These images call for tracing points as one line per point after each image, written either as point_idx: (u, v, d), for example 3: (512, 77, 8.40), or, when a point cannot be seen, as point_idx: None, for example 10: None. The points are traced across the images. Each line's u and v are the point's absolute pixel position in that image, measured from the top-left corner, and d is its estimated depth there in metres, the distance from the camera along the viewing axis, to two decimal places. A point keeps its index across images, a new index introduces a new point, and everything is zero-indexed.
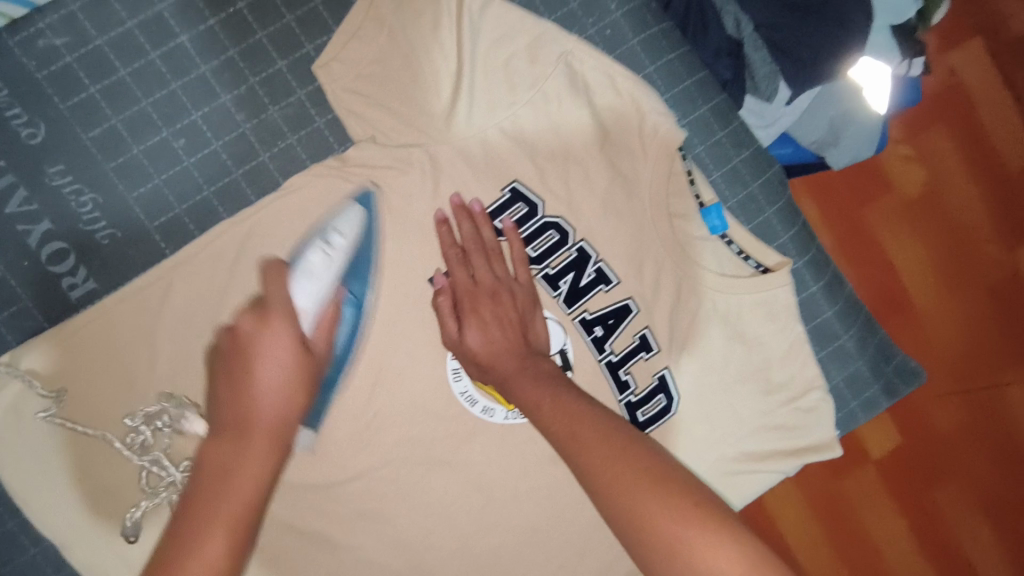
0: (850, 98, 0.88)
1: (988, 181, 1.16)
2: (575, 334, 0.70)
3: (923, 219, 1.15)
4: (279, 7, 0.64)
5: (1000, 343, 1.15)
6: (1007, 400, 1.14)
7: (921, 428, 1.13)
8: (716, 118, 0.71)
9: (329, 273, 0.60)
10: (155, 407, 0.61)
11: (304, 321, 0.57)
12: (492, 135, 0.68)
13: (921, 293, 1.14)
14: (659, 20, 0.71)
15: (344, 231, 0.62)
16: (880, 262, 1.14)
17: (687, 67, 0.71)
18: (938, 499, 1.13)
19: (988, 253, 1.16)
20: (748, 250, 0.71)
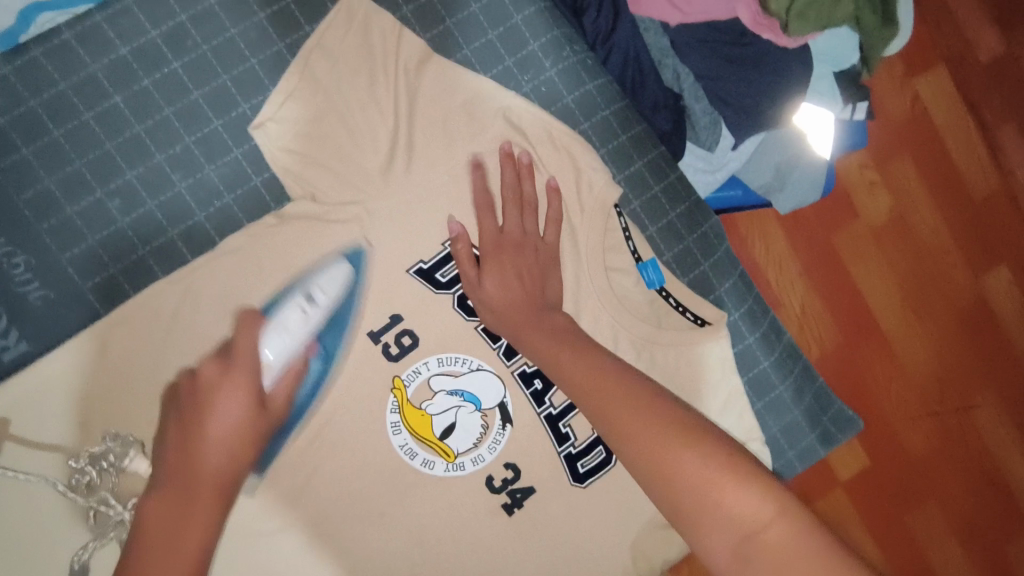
0: (793, 146, 0.90)
1: (952, 208, 1.17)
2: (513, 387, 0.71)
3: (888, 245, 1.16)
4: (214, 67, 0.65)
5: (965, 366, 1.17)
6: (972, 422, 1.16)
7: (891, 451, 1.14)
8: (652, 173, 0.73)
9: (303, 330, 0.60)
10: (99, 447, 0.60)
11: (266, 374, 0.56)
12: (432, 188, 0.67)
13: (887, 318, 1.16)
14: (595, 76, 0.72)
15: (327, 288, 0.63)
16: (846, 288, 1.15)
17: (623, 124, 0.72)
18: (909, 521, 1.13)
19: (952, 278, 1.17)
20: (685, 303, 0.72)
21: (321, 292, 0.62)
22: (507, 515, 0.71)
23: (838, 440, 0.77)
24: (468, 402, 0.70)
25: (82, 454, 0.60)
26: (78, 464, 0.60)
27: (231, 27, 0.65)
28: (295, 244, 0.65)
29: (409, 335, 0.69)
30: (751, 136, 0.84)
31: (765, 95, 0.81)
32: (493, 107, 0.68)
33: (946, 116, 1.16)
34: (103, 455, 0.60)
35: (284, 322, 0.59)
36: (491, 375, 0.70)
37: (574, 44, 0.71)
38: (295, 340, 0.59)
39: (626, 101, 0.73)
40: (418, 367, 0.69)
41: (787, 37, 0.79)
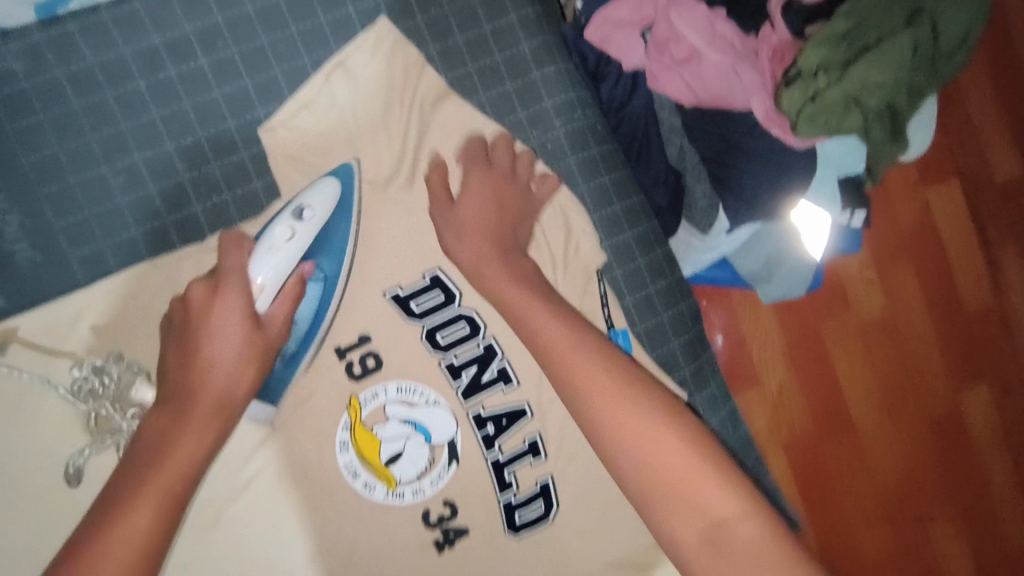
0: (788, 239, 0.91)
1: (943, 322, 1.18)
2: (466, 427, 0.71)
3: (875, 344, 1.17)
4: (239, 69, 0.67)
5: (931, 478, 1.17)
6: (928, 535, 1.16)
7: (846, 551, 1.14)
8: (638, 244, 0.74)
9: (291, 252, 0.60)
10: (103, 361, 0.62)
11: (259, 295, 0.58)
12: (424, 220, 0.70)
13: (863, 417, 1.16)
14: (602, 142, 0.74)
15: (315, 203, 0.62)
16: (829, 381, 1.15)
17: (620, 193, 0.74)
18: None
19: (932, 388, 1.18)
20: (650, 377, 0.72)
21: (312, 208, 0.62)
22: (437, 552, 0.70)
23: None
24: (419, 433, 0.70)
25: (87, 363, 0.61)
26: (83, 373, 0.61)
27: (261, 34, 0.67)
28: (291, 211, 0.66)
29: (374, 358, 0.69)
30: (746, 222, 0.83)
31: (764, 187, 0.82)
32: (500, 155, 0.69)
33: (953, 228, 1.17)
34: (106, 368, 0.61)
35: (273, 240, 0.60)
36: (445, 412, 0.70)
37: (587, 108, 0.73)
38: (286, 259, 0.60)
39: (626, 172, 0.75)
40: (377, 390, 0.69)
41: (795, 136, 0.79)
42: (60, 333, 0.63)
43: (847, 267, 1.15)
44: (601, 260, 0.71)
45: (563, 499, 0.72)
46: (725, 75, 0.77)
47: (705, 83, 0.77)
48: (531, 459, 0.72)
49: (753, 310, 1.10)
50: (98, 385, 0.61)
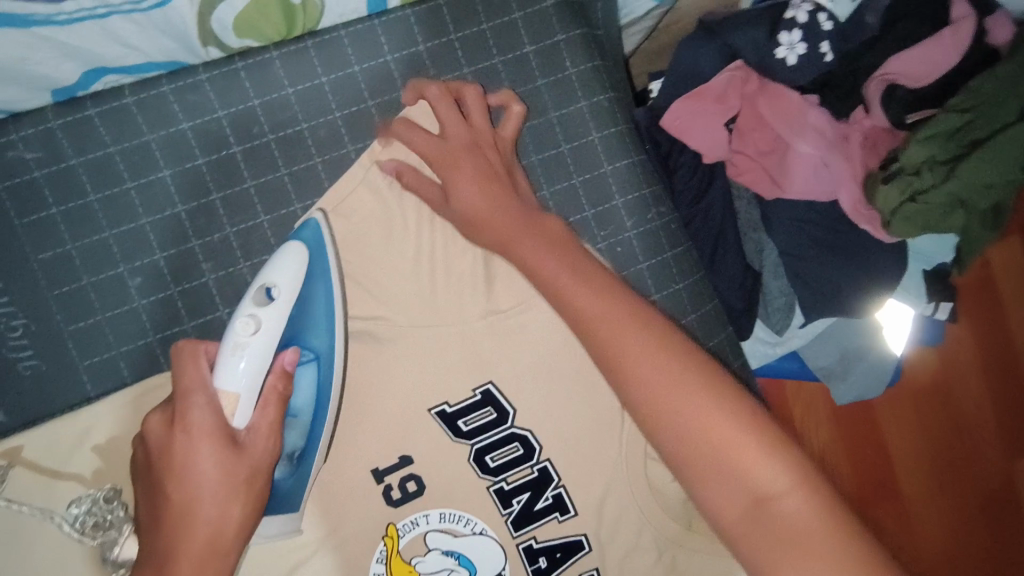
0: (869, 336, 0.83)
1: (1007, 392, 1.08)
2: (515, 561, 0.63)
3: (925, 408, 1.09)
4: (276, 159, 0.60)
5: (983, 554, 1.08)
6: None
7: None
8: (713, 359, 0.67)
9: (261, 343, 0.50)
10: (108, 497, 0.54)
11: (235, 407, 0.47)
12: (476, 328, 0.63)
13: (908, 484, 1.09)
14: (675, 243, 0.66)
15: (281, 277, 0.52)
16: (871, 442, 1.08)
17: (694, 299, 0.66)
18: None
19: (989, 458, 1.08)
20: None
21: (275, 287, 0.52)
22: None
23: None
24: (463, 567, 0.62)
25: (88, 500, 0.54)
26: (83, 511, 0.54)
27: (303, 121, 0.60)
28: None
29: (415, 481, 0.62)
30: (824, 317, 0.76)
31: (849, 287, 0.74)
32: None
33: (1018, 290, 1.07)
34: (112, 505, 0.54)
35: (236, 338, 0.49)
36: (494, 545, 0.63)
37: (661, 205, 0.66)
38: (257, 356, 0.49)
39: (701, 274, 0.67)
40: (417, 518, 0.62)
41: (886, 233, 0.71)
42: (65, 453, 0.56)
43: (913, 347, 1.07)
44: None
45: None
46: (812, 167, 0.69)
47: (789, 175, 0.69)
48: None
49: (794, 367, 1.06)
50: (103, 521, 0.54)
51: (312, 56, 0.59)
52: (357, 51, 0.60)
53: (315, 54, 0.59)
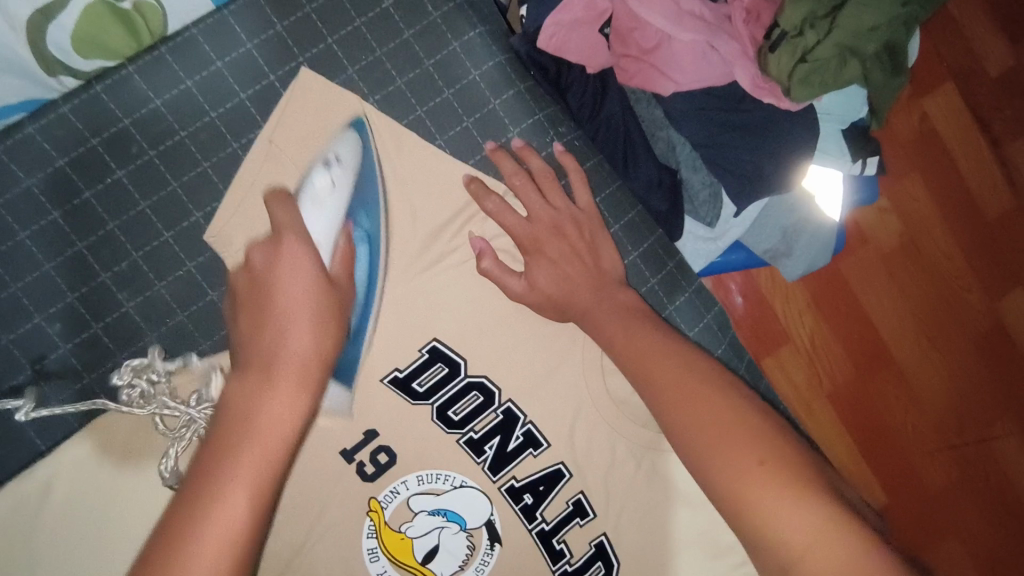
0: (802, 207, 0.84)
1: (971, 230, 1.07)
2: (501, 503, 0.64)
3: (899, 270, 1.09)
4: (163, 174, 0.58)
5: (992, 395, 1.07)
6: (997, 457, 1.07)
7: (908, 482, 1.10)
8: (648, 262, 0.67)
9: (339, 197, 0.55)
10: (142, 360, 0.55)
11: (322, 250, 0.53)
12: (408, 293, 0.62)
13: (901, 347, 1.09)
14: (582, 160, 0.66)
15: (343, 153, 0.58)
16: (852, 315, 1.09)
17: (615, 209, 0.66)
18: (929, 561, 1.09)
19: (972, 303, 1.07)
20: None
21: (339, 159, 0.58)
22: None
23: None
24: (452, 521, 0.63)
25: (126, 369, 0.54)
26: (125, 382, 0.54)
27: (179, 129, 0.58)
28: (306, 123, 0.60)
29: (386, 452, 0.63)
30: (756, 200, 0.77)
31: (769, 163, 0.74)
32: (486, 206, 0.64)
33: (961, 131, 1.07)
34: (150, 366, 0.55)
35: (315, 191, 0.55)
36: (476, 493, 0.64)
37: (559, 125, 0.66)
38: (335, 209, 0.55)
39: (618, 183, 0.68)
40: (397, 487, 0.63)
41: (789, 100, 0.72)
42: (38, 502, 0.56)
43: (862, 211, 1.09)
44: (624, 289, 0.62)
45: (622, 557, 0.65)
46: (700, 53, 0.69)
47: (681, 66, 0.69)
48: (579, 520, 0.65)
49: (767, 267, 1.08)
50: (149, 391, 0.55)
51: (169, 62, 0.58)
52: (214, 46, 0.58)
53: (172, 59, 0.58)
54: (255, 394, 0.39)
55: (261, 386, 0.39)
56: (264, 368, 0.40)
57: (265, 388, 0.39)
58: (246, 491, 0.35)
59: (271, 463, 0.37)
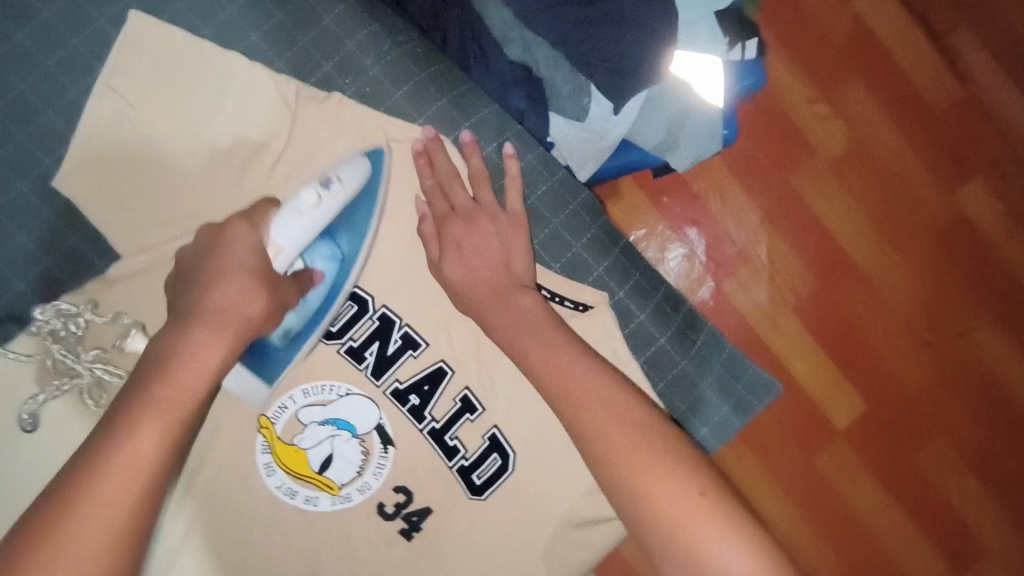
0: (681, 96, 0.82)
1: (916, 124, 1.09)
2: (388, 407, 0.66)
3: (852, 176, 1.08)
4: (9, 126, 0.61)
5: (958, 286, 1.10)
6: (973, 347, 1.10)
7: (888, 388, 1.09)
8: (504, 154, 0.68)
9: (319, 215, 0.57)
10: (71, 307, 0.59)
11: (277, 260, 0.55)
12: None
13: (863, 252, 1.08)
14: (426, 65, 0.67)
15: (348, 176, 0.58)
16: (811, 227, 1.07)
17: (462, 110, 0.67)
18: (920, 462, 1.09)
19: (929, 199, 1.09)
20: (561, 291, 0.67)
21: (341, 179, 0.58)
22: (406, 541, 0.66)
23: (755, 406, 0.72)
24: (343, 429, 0.65)
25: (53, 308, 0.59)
26: (47, 319, 0.59)
27: (16, 82, 0.61)
28: (148, 55, 0.62)
29: None
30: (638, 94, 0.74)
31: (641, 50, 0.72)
32: (332, 118, 0.64)
33: (891, 25, 1.08)
34: (76, 315, 0.59)
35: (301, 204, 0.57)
36: (362, 399, 0.66)
37: (397, 34, 0.66)
38: (311, 225, 0.57)
39: (469, 83, 0.68)
40: (284, 403, 0.65)
41: None
42: None
43: (793, 101, 1.06)
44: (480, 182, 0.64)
45: (516, 446, 0.67)
46: None
47: None
48: (468, 416, 0.67)
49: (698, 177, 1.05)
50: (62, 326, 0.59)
51: None
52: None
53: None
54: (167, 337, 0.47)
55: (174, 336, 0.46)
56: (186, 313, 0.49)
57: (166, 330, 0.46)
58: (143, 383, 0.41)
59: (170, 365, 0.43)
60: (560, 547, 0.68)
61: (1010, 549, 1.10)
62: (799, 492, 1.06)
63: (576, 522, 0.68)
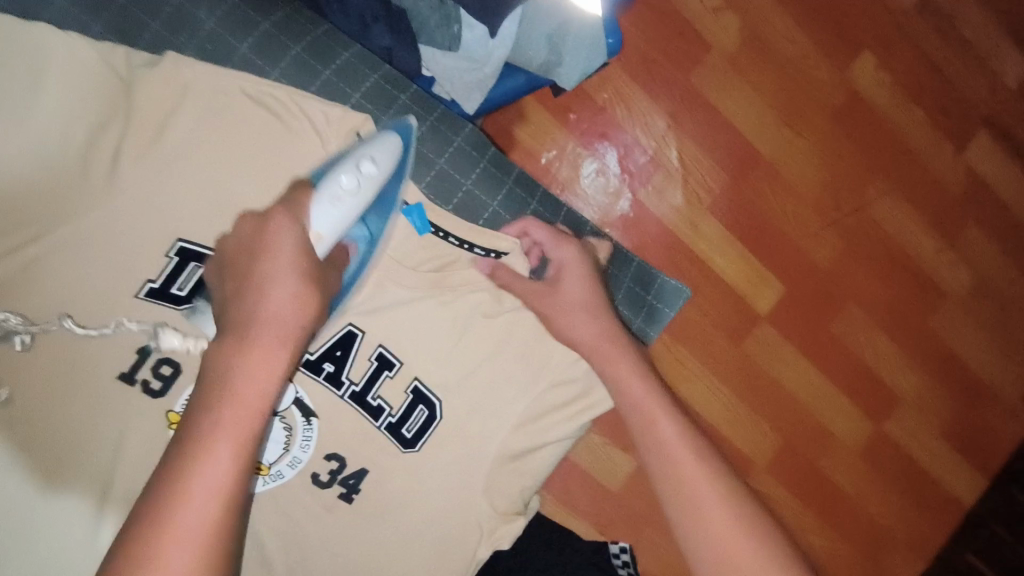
0: (554, 12, 0.79)
1: (804, 7, 1.09)
2: (304, 379, 0.64)
3: (751, 67, 1.08)
4: None
5: (855, 161, 1.14)
6: (873, 215, 1.16)
7: (805, 267, 1.13)
8: (374, 101, 0.66)
9: (357, 199, 0.56)
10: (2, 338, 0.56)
11: (318, 244, 0.54)
12: (146, 190, 0.58)
13: (768, 141, 1.10)
14: (268, 11, 0.63)
15: (376, 155, 0.59)
16: (717, 125, 1.07)
17: (319, 55, 0.64)
18: (838, 330, 1.16)
19: (822, 78, 1.11)
20: (471, 239, 0.69)
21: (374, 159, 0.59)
22: (347, 504, 0.66)
23: (663, 315, 0.76)
24: None
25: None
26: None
27: None
28: None
29: (169, 363, 0.60)
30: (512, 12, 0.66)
31: None
32: (177, 83, 0.59)
33: None
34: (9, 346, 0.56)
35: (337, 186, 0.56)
36: None
37: None
38: (349, 211, 0.56)
39: (326, 24, 0.65)
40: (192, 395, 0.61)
41: None
42: None
43: None
44: (357, 119, 0.63)
45: (440, 394, 0.68)
46: None
47: None
48: (387, 373, 0.67)
49: (600, 92, 1.02)
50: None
51: None
52: None
53: None
54: (231, 362, 0.43)
55: (236, 357, 0.43)
56: (244, 330, 0.44)
57: (238, 358, 0.43)
58: (225, 441, 0.40)
59: (241, 406, 0.41)
60: (498, 481, 0.69)
61: (921, 393, 1.21)
62: (733, 380, 1.12)
63: (510, 456, 0.69)
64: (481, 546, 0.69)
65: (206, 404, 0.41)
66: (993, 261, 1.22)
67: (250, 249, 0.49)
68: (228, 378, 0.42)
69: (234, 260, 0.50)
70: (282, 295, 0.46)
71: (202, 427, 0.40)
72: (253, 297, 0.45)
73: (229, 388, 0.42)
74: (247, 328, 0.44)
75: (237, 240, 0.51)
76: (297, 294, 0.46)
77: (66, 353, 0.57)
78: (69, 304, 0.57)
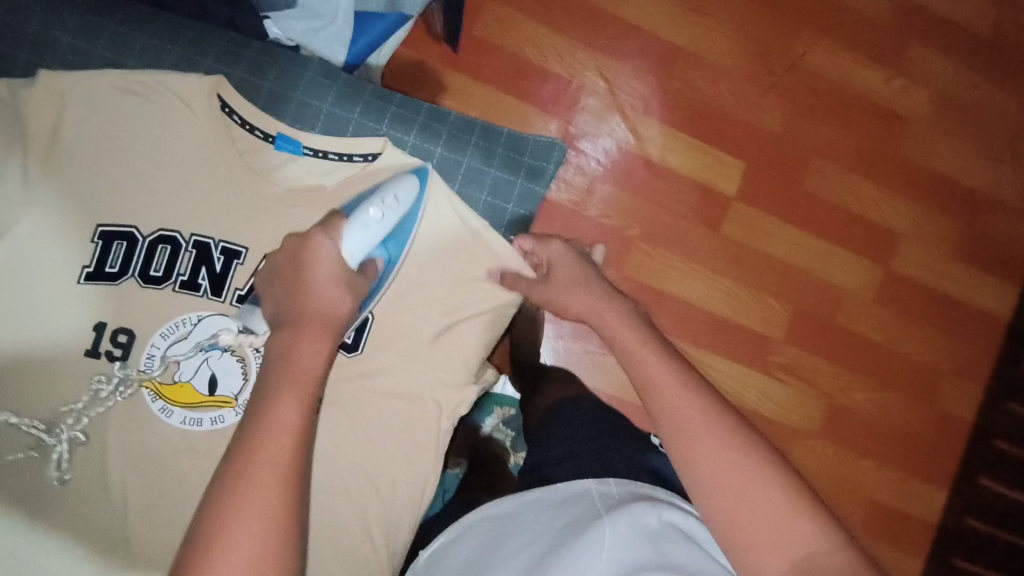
0: None
1: None
2: None
3: None
4: None
5: (767, 25, 1.14)
6: (806, 63, 1.15)
7: (754, 135, 1.13)
8: (223, 62, 0.76)
9: (381, 228, 0.66)
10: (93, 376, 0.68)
11: (349, 260, 0.64)
12: (53, 187, 0.68)
13: (674, 33, 1.11)
14: (111, 16, 0.75)
15: (399, 191, 0.69)
16: (623, 32, 1.09)
17: (167, 40, 0.76)
18: (812, 184, 1.15)
19: None
20: (348, 150, 0.75)
21: (397, 196, 0.69)
22: None
23: (544, 169, 0.85)
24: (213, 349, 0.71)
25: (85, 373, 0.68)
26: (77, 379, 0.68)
27: None
28: None
29: (124, 331, 0.69)
30: None
31: None
32: (54, 94, 0.70)
33: None
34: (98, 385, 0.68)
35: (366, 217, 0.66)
36: (216, 318, 0.71)
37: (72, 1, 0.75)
38: (375, 234, 0.66)
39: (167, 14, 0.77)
40: (151, 352, 0.70)
41: None
42: None
43: None
44: (209, 80, 0.73)
45: None
46: None
47: None
48: None
49: (498, 33, 1.05)
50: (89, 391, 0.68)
51: None
52: None
53: None
54: (293, 344, 0.55)
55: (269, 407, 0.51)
56: (299, 322, 0.57)
57: (274, 407, 0.51)
58: (268, 498, 0.47)
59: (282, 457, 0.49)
60: (443, 359, 0.76)
61: (919, 223, 1.19)
62: (712, 261, 1.12)
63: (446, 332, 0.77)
64: (444, 419, 0.77)
65: (241, 461, 0.48)
66: (951, 78, 1.19)
67: (297, 259, 0.62)
68: (268, 424, 0.50)
69: (281, 271, 0.62)
70: (325, 295, 0.59)
71: (237, 482, 0.48)
72: (303, 299, 0.58)
73: (290, 365, 0.54)
74: (302, 321, 0.57)
75: (285, 255, 0.63)
76: (337, 295, 0.60)
77: (36, 342, 0.68)
78: (23, 299, 0.68)
